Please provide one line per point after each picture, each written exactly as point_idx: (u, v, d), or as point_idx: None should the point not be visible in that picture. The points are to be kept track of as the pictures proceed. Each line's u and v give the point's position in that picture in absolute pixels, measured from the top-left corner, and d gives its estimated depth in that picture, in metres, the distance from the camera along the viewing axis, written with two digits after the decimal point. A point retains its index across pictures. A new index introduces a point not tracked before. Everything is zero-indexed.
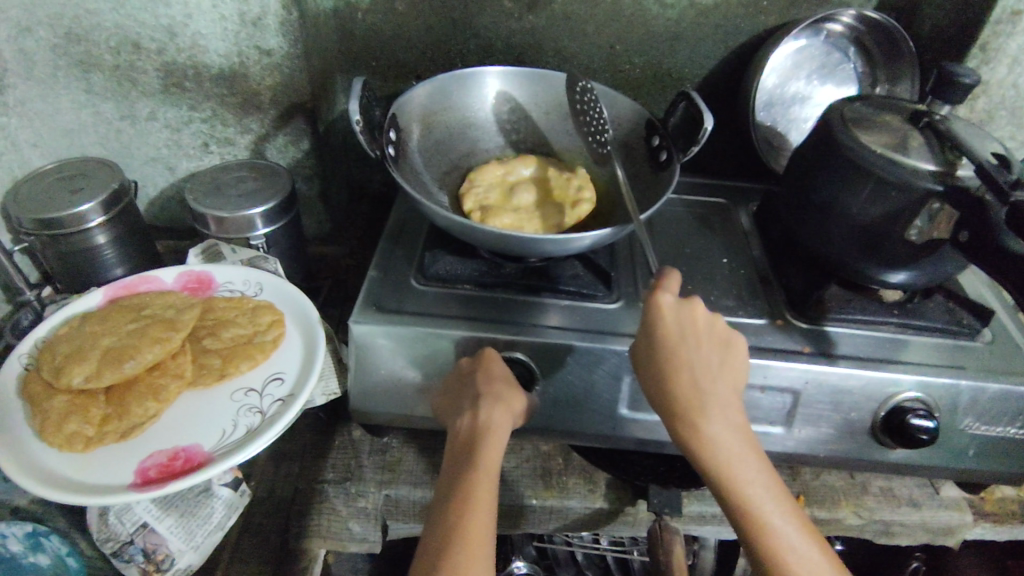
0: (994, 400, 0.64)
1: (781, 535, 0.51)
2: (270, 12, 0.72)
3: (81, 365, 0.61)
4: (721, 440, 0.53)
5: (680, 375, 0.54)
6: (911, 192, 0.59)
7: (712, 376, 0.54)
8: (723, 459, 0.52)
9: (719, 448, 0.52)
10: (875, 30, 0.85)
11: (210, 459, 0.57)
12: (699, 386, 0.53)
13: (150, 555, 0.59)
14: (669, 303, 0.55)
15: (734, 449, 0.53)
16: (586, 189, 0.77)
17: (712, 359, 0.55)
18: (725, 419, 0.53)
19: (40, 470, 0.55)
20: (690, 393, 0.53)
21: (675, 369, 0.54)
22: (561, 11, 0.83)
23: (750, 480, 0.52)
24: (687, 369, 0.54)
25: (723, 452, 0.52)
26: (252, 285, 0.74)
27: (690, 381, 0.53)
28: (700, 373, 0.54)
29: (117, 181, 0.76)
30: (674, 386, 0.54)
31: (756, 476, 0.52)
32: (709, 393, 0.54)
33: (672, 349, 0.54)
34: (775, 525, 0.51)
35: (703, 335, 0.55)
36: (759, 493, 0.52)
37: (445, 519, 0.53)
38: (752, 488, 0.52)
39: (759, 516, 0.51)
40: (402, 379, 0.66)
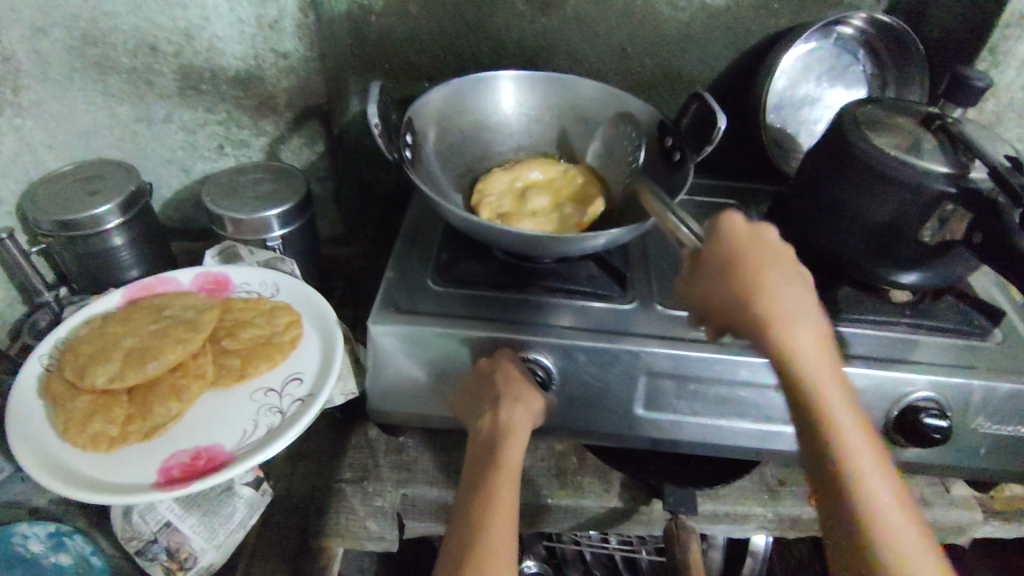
0: (1006, 400, 0.64)
1: (871, 476, 0.43)
2: (288, 15, 0.73)
3: (104, 365, 0.61)
4: (812, 360, 0.45)
5: (767, 287, 0.47)
6: (925, 194, 0.60)
7: (799, 294, 0.47)
8: (810, 380, 0.45)
9: (810, 368, 0.45)
10: (884, 33, 0.86)
11: (232, 459, 0.58)
12: (792, 300, 0.46)
13: (174, 554, 0.60)
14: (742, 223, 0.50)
15: (824, 372, 0.45)
16: (593, 186, 0.79)
17: (796, 281, 0.48)
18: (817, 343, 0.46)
19: (66, 470, 0.55)
20: (779, 305, 0.46)
21: (761, 278, 0.47)
22: (574, 13, 0.84)
23: (841, 412, 0.44)
24: (772, 279, 0.47)
25: (813, 373, 0.45)
26: (269, 286, 0.74)
27: (778, 294, 0.47)
28: (787, 289, 0.47)
29: (134, 183, 0.77)
30: (760, 296, 0.47)
31: (848, 408, 0.45)
32: (799, 307, 0.47)
33: (751, 262, 0.48)
34: (868, 468, 0.43)
35: (783, 256, 0.49)
36: (852, 432, 0.44)
37: (468, 517, 0.54)
38: (845, 418, 0.44)
39: (852, 453, 0.44)
40: (420, 379, 0.67)
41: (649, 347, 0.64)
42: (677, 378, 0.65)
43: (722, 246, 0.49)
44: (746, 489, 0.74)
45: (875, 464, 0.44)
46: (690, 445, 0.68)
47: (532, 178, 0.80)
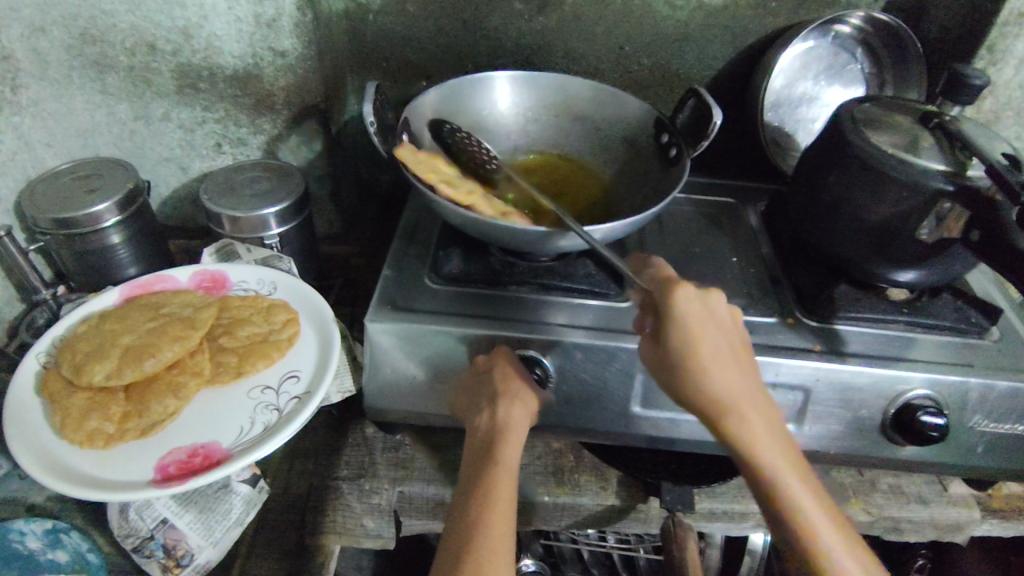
0: (1003, 398, 0.64)
1: (820, 524, 0.51)
2: (285, 14, 0.73)
3: (102, 362, 0.61)
4: (758, 431, 0.53)
5: (710, 371, 0.54)
6: (921, 192, 0.60)
7: (738, 373, 0.55)
8: (755, 450, 0.52)
9: (759, 439, 0.52)
10: (882, 31, 0.85)
11: (229, 456, 0.58)
12: (731, 381, 0.54)
13: (170, 551, 0.60)
14: (693, 296, 0.55)
15: (767, 437, 0.53)
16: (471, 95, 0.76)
17: (735, 357, 0.55)
18: (755, 412, 0.54)
19: (62, 467, 0.55)
20: (720, 385, 0.54)
21: (709, 361, 0.54)
22: (571, 12, 0.84)
23: (789, 473, 0.52)
24: (717, 360, 0.54)
25: (761, 443, 0.52)
26: (266, 284, 0.74)
27: (724, 375, 0.54)
28: (725, 365, 0.54)
29: (132, 181, 0.77)
30: (706, 378, 0.54)
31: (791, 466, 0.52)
32: (739, 383, 0.54)
33: (702, 343, 0.54)
34: (817, 517, 0.51)
35: (727, 330, 0.56)
36: (798, 486, 0.51)
37: (466, 513, 0.54)
38: (791, 478, 0.52)
39: (802, 506, 0.51)
40: (416, 377, 0.67)
41: None
42: None
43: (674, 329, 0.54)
44: (743, 488, 0.74)
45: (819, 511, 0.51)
46: (686, 443, 0.68)
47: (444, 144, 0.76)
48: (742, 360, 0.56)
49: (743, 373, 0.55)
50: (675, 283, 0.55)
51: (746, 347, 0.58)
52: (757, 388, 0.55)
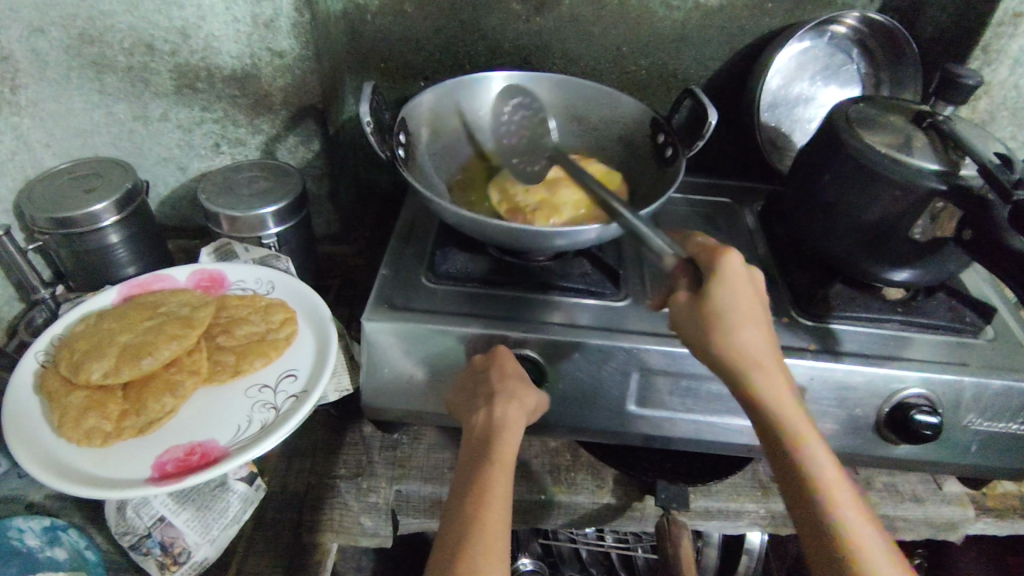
0: (996, 396, 0.65)
1: (838, 493, 0.49)
2: (283, 14, 0.73)
3: (100, 361, 0.62)
4: (780, 394, 0.52)
5: (741, 330, 0.52)
6: (914, 191, 0.60)
7: (766, 339, 0.54)
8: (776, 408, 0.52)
9: (780, 401, 0.52)
10: (877, 31, 0.86)
11: (226, 454, 0.58)
12: (761, 344, 0.53)
13: (168, 548, 0.60)
14: (736, 258, 0.54)
15: (788, 401, 0.52)
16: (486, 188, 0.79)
17: (764, 324, 0.54)
18: (778, 376, 0.53)
19: (61, 465, 0.55)
20: (749, 346, 0.53)
21: (742, 320, 0.53)
22: (568, 13, 0.84)
23: (809, 439, 0.51)
24: (750, 323, 0.53)
25: (782, 405, 0.52)
26: (264, 284, 0.75)
27: (753, 338, 0.53)
28: (754, 329, 0.53)
29: (130, 181, 0.77)
30: (737, 338, 0.52)
31: (810, 432, 0.52)
32: (767, 348, 0.54)
33: (739, 305, 0.53)
34: (836, 486, 0.50)
35: (758, 297, 0.55)
36: (817, 453, 0.51)
37: (462, 509, 0.54)
38: (811, 443, 0.51)
39: (820, 473, 0.50)
40: (413, 376, 0.67)
41: (642, 344, 0.65)
42: (669, 375, 0.66)
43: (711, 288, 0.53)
44: (739, 486, 0.74)
45: (837, 481, 0.50)
46: (682, 442, 0.69)
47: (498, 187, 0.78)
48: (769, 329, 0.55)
49: (770, 340, 0.54)
50: (721, 250, 0.54)
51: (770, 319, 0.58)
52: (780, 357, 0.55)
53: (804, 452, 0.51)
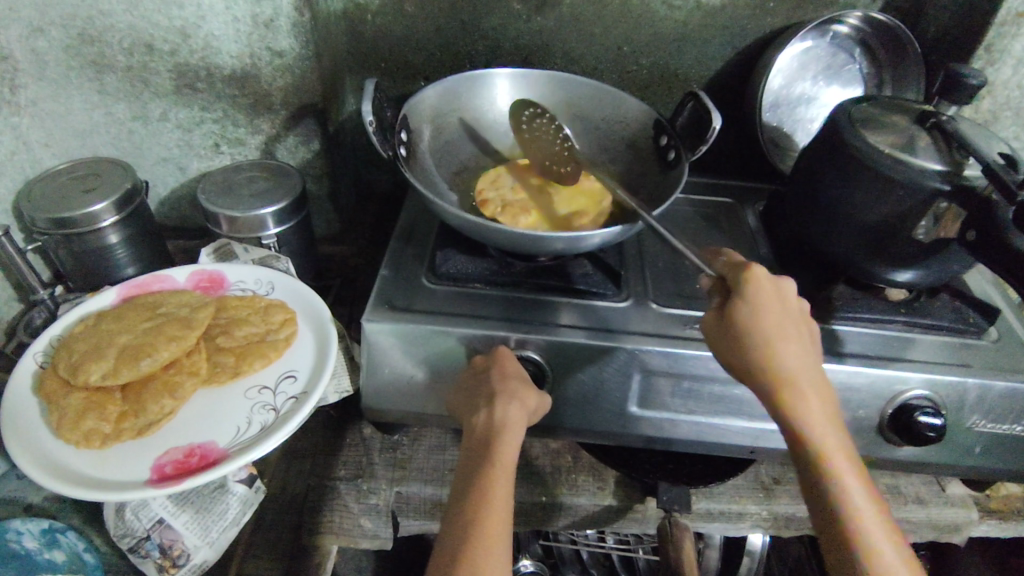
0: (1000, 398, 0.64)
1: (866, 515, 0.49)
2: (282, 14, 0.73)
3: (98, 362, 0.61)
4: (814, 410, 0.52)
5: (774, 345, 0.52)
6: (919, 192, 0.60)
7: (803, 354, 0.53)
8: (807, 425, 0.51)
9: (812, 418, 0.51)
10: (880, 31, 0.85)
11: (226, 456, 0.58)
12: (796, 359, 0.53)
13: (167, 551, 0.60)
14: (764, 274, 0.54)
15: (823, 420, 0.51)
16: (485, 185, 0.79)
17: (802, 339, 0.54)
18: (813, 394, 0.52)
19: (60, 467, 0.55)
20: (781, 362, 0.52)
21: (775, 335, 0.52)
22: (570, 13, 0.84)
23: (840, 459, 0.50)
24: (785, 338, 0.53)
25: (814, 423, 0.51)
26: (264, 284, 0.74)
27: (787, 353, 0.53)
28: (788, 349, 0.53)
29: (130, 182, 0.77)
30: (770, 351, 0.52)
31: (843, 453, 0.51)
32: (803, 363, 0.53)
33: (771, 320, 0.52)
34: (863, 506, 0.49)
35: (795, 311, 0.54)
36: (848, 473, 0.50)
37: (464, 511, 0.53)
38: (841, 463, 0.50)
39: (849, 492, 0.49)
40: (413, 377, 0.67)
41: (644, 345, 0.64)
42: (671, 376, 0.65)
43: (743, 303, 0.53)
44: (741, 488, 0.74)
45: (866, 503, 0.49)
46: (684, 444, 0.68)
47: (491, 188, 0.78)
48: (808, 344, 0.55)
49: (808, 355, 0.54)
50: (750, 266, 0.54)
51: (814, 334, 0.57)
52: (820, 375, 0.54)
53: (834, 471, 0.50)
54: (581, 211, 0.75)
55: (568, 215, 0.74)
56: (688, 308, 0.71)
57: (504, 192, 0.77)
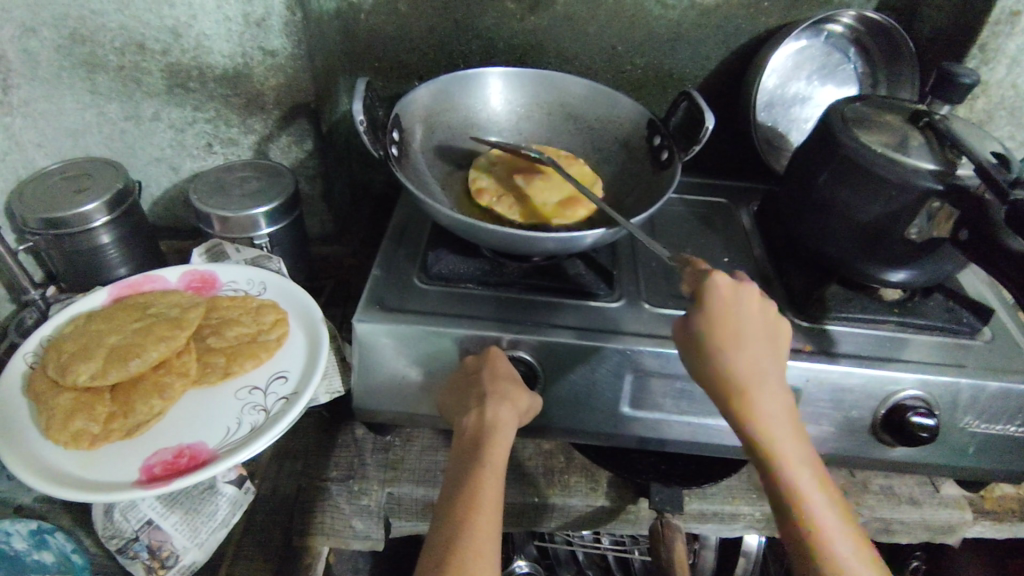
0: (994, 398, 0.64)
1: (823, 517, 0.50)
2: (274, 13, 0.73)
3: (87, 363, 0.61)
4: (776, 418, 0.52)
5: (736, 355, 0.52)
6: (912, 192, 0.60)
7: (765, 361, 0.54)
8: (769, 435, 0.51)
9: (773, 426, 0.52)
10: (874, 30, 0.85)
11: (214, 456, 0.57)
12: (759, 367, 0.53)
13: (156, 552, 0.59)
14: (725, 282, 0.53)
15: (783, 426, 0.52)
16: (478, 177, 0.77)
17: (764, 346, 0.54)
18: (774, 404, 0.52)
19: (48, 468, 0.55)
20: (744, 372, 0.52)
21: (735, 345, 0.52)
22: (563, 12, 0.84)
23: (798, 464, 0.51)
24: (746, 347, 0.53)
25: (776, 432, 0.52)
26: (256, 285, 0.74)
27: (748, 362, 0.53)
28: (753, 357, 0.53)
29: (121, 182, 0.77)
30: (730, 362, 0.52)
31: (802, 459, 0.52)
32: (765, 371, 0.53)
33: (731, 329, 0.52)
34: (823, 511, 0.50)
35: (758, 318, 0.54)
36: (807, 478, 0.51)
37: (453, 511, 0.53)
38: (800, 469, 0.51)
39: (809, 499, 0.50)
40: (405, 378, 0.66)
41: (637, 345, 0.64)
42: (664, 376, 0.65)
43: (704, 315, 0.53)
44: (734, 489, 0.74)
45: (826, 510, 0.50)
46: (676, 444, 0.68)
47: (485, 180, 0.77)
48: (773, 349, 0.55)
49: (771, 363, 0.54)
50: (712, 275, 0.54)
51: (783, 337, 0.56)
52: (783, 381, 0.54)
53: (791, 478, 0.51)
54: (575, 197, 0.74)
55: (563, 202, 0.73)
56: (681, 308, 0.70)
57: (499, 182, 0.76)
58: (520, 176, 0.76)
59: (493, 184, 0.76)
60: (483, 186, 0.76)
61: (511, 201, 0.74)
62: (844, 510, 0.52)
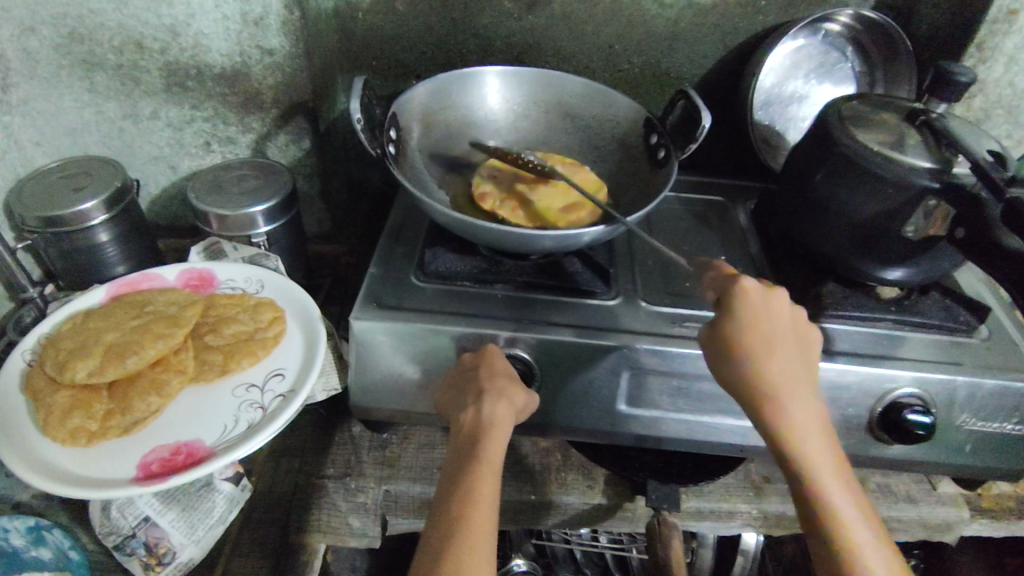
0: (990, 396, 0.64)
1: (852, 523, 0.50)
2: (271, 12, 0.73)
3: (84, 360, 0.61)
4: (804, 426, 0.52)
5: (765, 360, 0.52)
6: (908, 190, 0.60)
7: (795, 368, 0.53)
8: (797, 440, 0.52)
9: (802, 434, 0.52)
10: (872, 29, 0.85)
11: (212, 454, 0.57)
12: (789, 372, 0.53)
13: (152, 548, 0.60)
14: (754, 288, 0.53)
15: (812, 434, 0.52)
16: (481, 183, 0.77)
17: (794, 352, 0.54)
18: (802, 409, 0.53)
19: (44, 464, 0.55)
20: (773, 376, 0.52)
21: (763, 352, 0.52)
22: (560, 11, 0.84)
23: (825, 470, 0.51)
24: (775, 354, 0.53)
25: (804, 439, 0.52)
26: (253, 283, 0.74)
27: (777, 369, 0.52)
28: (782, 362, 0.53)
29: (119, 180, 0.77)
30: (757, 369, 0.52)
31: (831, 464, 0.52)
32: (794, 378, 0.53)
33: (760, 336, 0.53)
34: (851, 519, 0.50)
35: (788, 325, 0.54)
36: (835, 485, 0.51)
37: (449, 508, 0.53)
38: (828, 477, 0.51)
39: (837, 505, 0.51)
40: (402, 376, 0.67)
41: (634, 343, 0.64)
42: (661, 374, 0.65)
43: (734, 320, 0.53)
44: (731, 487, 0.74)
45: (853, 515, 0.51)
46: (673, 442, 0.68)
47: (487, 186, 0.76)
48: (802, 353, 0.55)
49: (801, 368, 0.54)
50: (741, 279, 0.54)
51: (812, 341, 0.56)
52: (813, 388, 0.54)
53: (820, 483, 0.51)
54: (581, 203, 0.73)
55: (568, 207, 0.73)
56: (677, 306, 0.71)
57: (501, 186, 0.76)
58: (522, 182, 0.76)
59: (495, 190, 0.76)
60: (486, 192, 0.76)
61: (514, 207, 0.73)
62: (872, 518, 0.52)
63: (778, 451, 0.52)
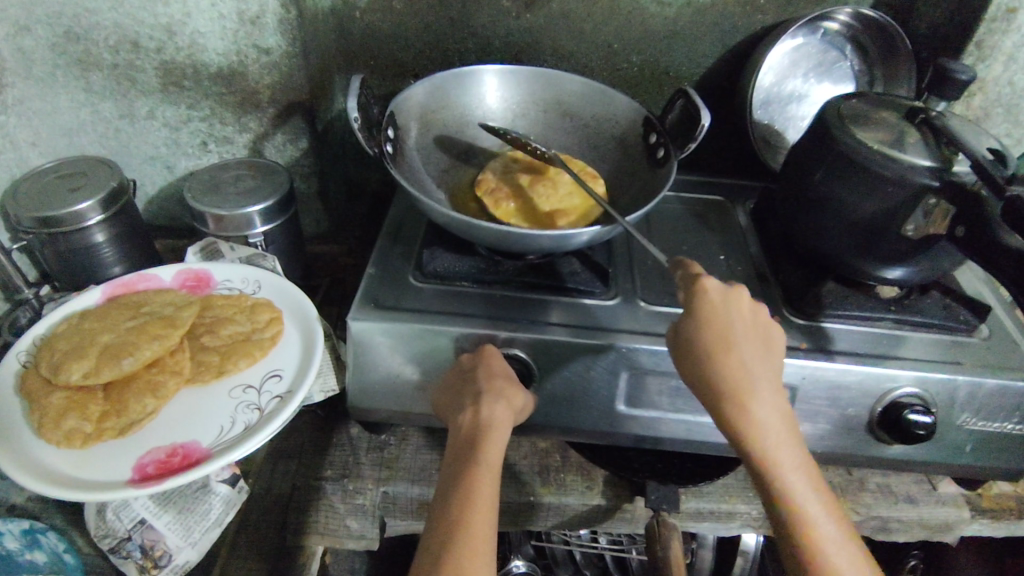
0: (991, 395, 0.64)
1: (817, 523, 0.50)
2: (268, 11, 0.72)
3: (80, 361, 0.61)
4: (768, 423, 0.52)
5: (727, 358, 0.53)
6: (908, 188, 0.60)
7: (758, 366, 0.54)
8: (760, 439, 0.52)
9: (766, 431, 0.52)
10: (871, 27, 0.85)
11: (207, 456, 0.57)
12: (751, 370, 0.53)
13: (148, 551, 0.59)
14: (713, 284, 0.54)
15: (777, 433, 0.52)
16: (490, 170, 0.78)
17: (757, 350, 0.54)
18: (767, 408, 0.52)
19: (39, 467, 0.55)
20: (735, 374, 0.53)
21: (724, 348, 0.53)
22: (559, 10, 0.84)
23: (790, 468, 0.51)
24: (737, 351, 0.53)
25: (769, 438, 0.52)
26: (251, 283, 0.74)
27: (739, 367, 0.53)
28: (745, 359, 0.53)
29: (116, 180, 0.76)
30: (719, 368, 0.53)
31: (795, 462, 0.52)
32: (758, 375, 0.53)
33: (721, 333, 0.53)
34: (816, 515, 0.50)
35: (748, 322, 0.54)
36: (801, 483, 0.51)
37: (447, 512, 0.53)
38: (792, 473, 0.51)
39: (801, 505, 0.51)
40: (400, 377, 0.66)
41: (633, 343, 0.64)
42: (660, 374, 0.65)
43: (695, 315, 0.54)
44: (730, 487, 0.73)
45: (819, 513, 0.51)
46: (672, 442, 0.68)
47: (490, 176, 0.77)
48: (766, 351, 0.55)
49: (765, 367, 0.54)
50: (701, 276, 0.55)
51: (779, 338, 0.56)
52: (778, 387, 0.54)
53: (784, 482, 0.51)
54: (567, 213, 0.72)
55: (548, 213, 0.72)
56: (676, 306, 0.70)
57: (503, 178, 0.77)
58: (525, 176, 0.77)
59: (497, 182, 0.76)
60: (488, 180, 0.77)
61: (506, 205, 0.73)
62: (839, 515, 0.52)
63: (743, 450, 0.52)
